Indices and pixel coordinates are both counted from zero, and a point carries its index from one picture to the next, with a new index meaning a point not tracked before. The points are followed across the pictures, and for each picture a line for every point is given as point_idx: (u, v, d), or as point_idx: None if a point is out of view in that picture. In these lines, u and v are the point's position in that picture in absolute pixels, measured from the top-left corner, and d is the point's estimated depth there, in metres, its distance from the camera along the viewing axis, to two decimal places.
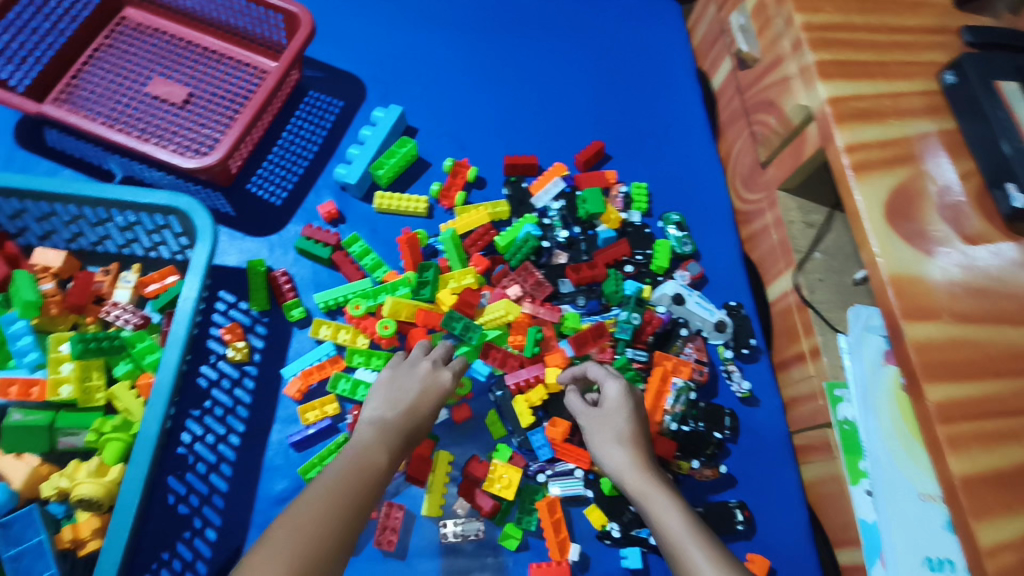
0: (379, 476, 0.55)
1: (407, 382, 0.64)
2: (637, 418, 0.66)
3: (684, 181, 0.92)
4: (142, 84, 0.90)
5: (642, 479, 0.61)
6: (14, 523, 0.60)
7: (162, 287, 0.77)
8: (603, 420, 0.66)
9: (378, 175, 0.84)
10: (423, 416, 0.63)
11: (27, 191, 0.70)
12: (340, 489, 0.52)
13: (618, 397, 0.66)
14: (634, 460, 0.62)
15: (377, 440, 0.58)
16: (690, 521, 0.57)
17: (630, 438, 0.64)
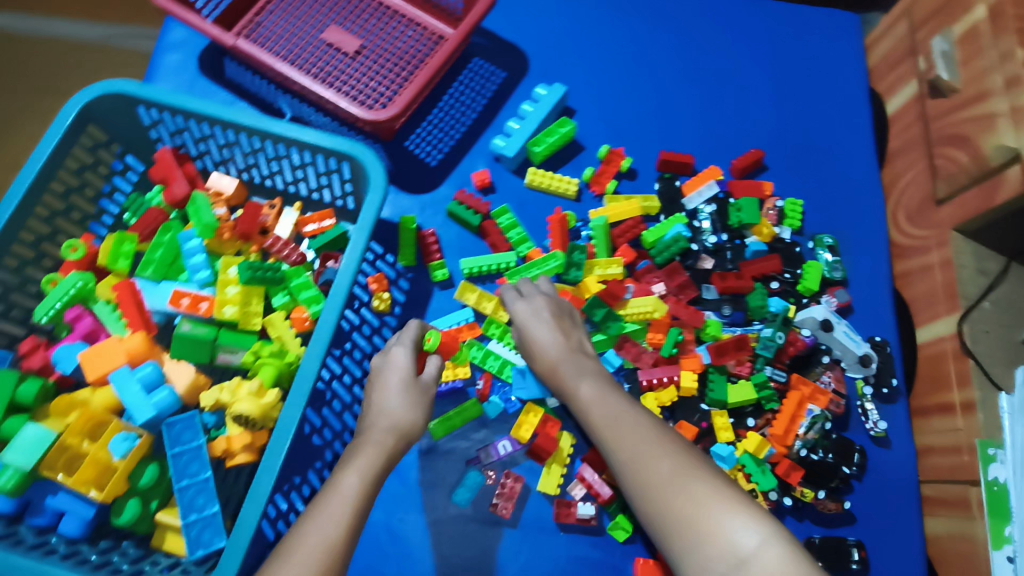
0: (365, 481, 0.58)
1: (385, 389, 0.65)
2: (553, 327, 0.70)
3: (840, 204, 0.88)
4: (318, 30, 0.91)
5: (562, 377, 0.68)
6: (177, 424, 0.64)
7: (320, 228, 0.79)
8: (523, 334, 0.70)
9: (535, 152, 0.85)
10: (415, 416, 0.64)
11: (219, 119, 0.72)
12: (332, 510, 0.55)
13: (522, 314, 0.70)
14: (581, 385, 0.66)
15: (368, 450, 0.61)
16: (650, 449, 0.58)
17: (543, 347, 0.69)
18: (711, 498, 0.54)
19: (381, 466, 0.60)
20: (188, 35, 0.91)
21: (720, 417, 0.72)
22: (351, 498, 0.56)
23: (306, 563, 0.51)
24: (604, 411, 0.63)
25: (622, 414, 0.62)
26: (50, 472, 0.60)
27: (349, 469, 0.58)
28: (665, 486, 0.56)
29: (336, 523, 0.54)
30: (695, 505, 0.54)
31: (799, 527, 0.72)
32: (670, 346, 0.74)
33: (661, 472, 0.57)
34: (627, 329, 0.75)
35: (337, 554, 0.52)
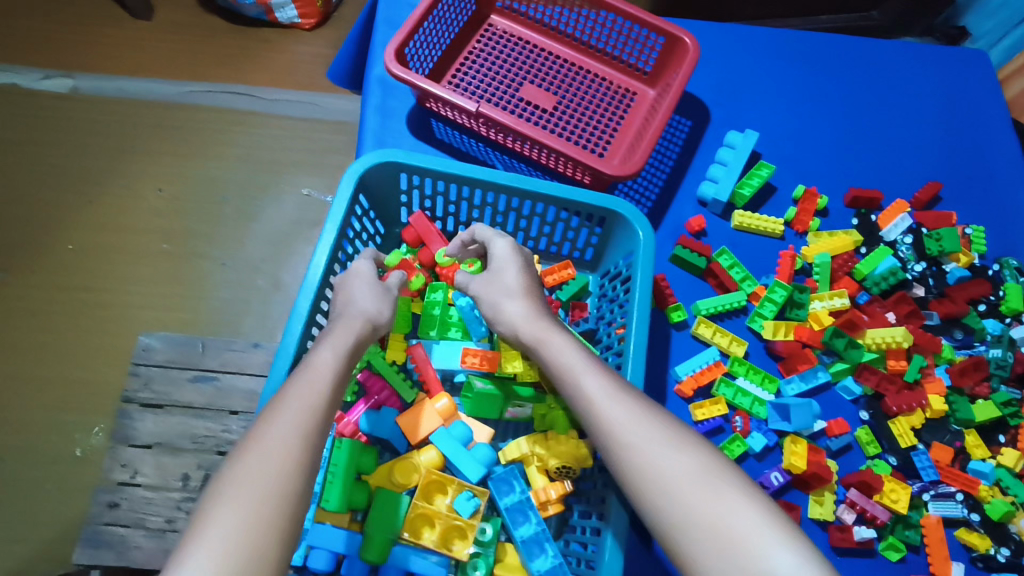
0: (338, 361, 0.59)
1: (352, 286, 0.68)
2: (526, 272, 0.69)
3: (1014, 228, 0.95)
4: (514, 90, 0.97)
5: (545, 329, 0.64)
6: (495, 478, 0.68)
7: (563, 277, 0.83)
8: (493, 273, 0.70)
9: (742, 195, 0.90)
10: (381, 307, 0.67)
11: (487, 184, 0.76)
12: (307, 383, 0.55)
13: (505, 249, 0.70)
14: (568, 340, 0.63)
15: (342, 330, 0.63)
16: (675, 441, 0.53)
17: (522, 291, 0.68)
18: (746, 502, 0.48)
19: (352, 344, 0.62)
20: (392, 98, 0.95)
21: (972, 435, 0.77)
22: (329, 374, 0.57)
23: (299, 423, 0.52)
24: (606, 383, 0.58)
25: (622, 391, 0.58)
26: (411, 536, 0.63)
27: (325, 346, 0.60)
28: (691, 481, 0.50)
29: (310, 402, 0.54)
30: (729, 514, 0.48)
31: None
32: (914, 372, 0.79)
33: (684, 463, 0.51)
34: (866, 357, 0.80)
35: (314, 429, 0.52)
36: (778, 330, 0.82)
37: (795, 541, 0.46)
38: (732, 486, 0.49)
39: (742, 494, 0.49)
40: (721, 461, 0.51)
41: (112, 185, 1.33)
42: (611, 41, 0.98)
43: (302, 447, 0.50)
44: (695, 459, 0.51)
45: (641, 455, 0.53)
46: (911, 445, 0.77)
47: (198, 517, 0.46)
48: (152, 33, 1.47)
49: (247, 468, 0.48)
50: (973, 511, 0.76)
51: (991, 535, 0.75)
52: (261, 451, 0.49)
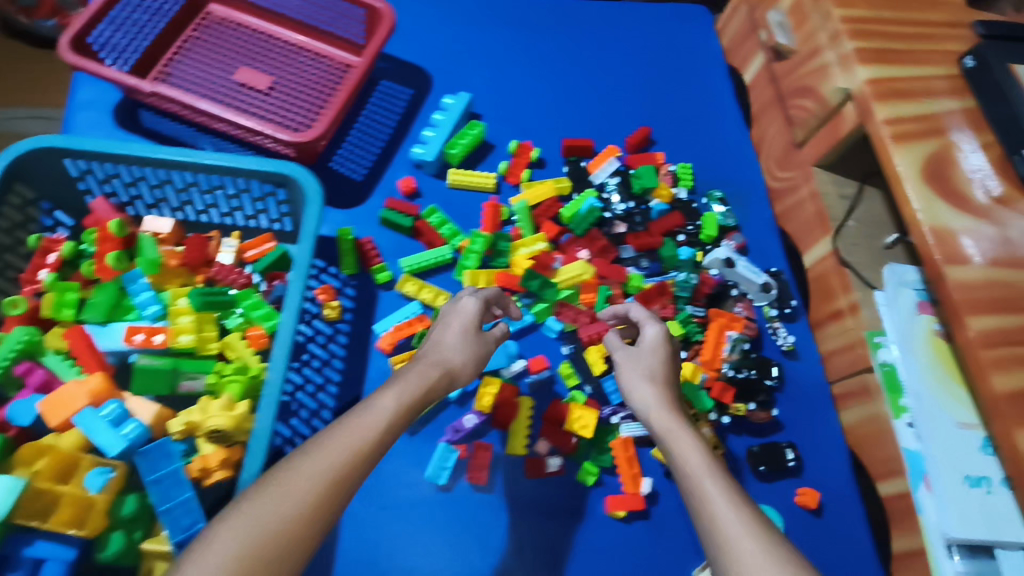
0: (401, 409, 0.54)
1: (448, 325, 0.64)
2: (671, 360, 0.68)
3: (723, 163, 1.01)
4: (229, 73, 0.96)
5: (672, 419, 0.61)
6: (151, 452, 0.66)
7: (262, 251, 0.83)
8: (638, 356, 0.68)
9: (452, 154, 0.92)
10: (466, 358, 0.62)
11: (150, 160, 0.75)
12: (360, 423, 0.52)
13: (656, 337, 0.68)
14: (693, 433, 0.59)
15: (414, 375, 0.58)
16: (747, 500, 0.53)
17: (662, 379, 0.65)
18: (774, 542, 0.49)
19: (423, 391, 0.56)
20: (99, 92, 0.94)
21: None
22: (383, 426, 0.52)
23: (329, 468, 0.48)
24: (702, 447, 0.57)
25: (708, 454, 0.57)
26: (31, 519, 0.60)
27: (392, 390, 0.55)
28: (739, 527, 0.49)
29: (364, 440, 0.51)
30: (765, 560, 0.47)
31: (738, 442, 0.82)
32: (602, 302, 0.83)
33: (735, 510, 0.51)
34: (561, 294, 0.84)
35: (346, 482, 0.49)
36: (478, 279, 0.84)
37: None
38: (768, 532, 0.49)
39: (766, 537, 0.49)
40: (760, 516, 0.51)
41: None
42: (323, 19, 0.99)
43: (323, 503, 0.47)
44: (732, 496, 0.52)
45: (715, 509, 0.51)
46: (601, 371, 0.81)
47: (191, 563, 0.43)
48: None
49: (252, 519, 0.45)
50: None
51: None
52: (281, 496, 0.46)
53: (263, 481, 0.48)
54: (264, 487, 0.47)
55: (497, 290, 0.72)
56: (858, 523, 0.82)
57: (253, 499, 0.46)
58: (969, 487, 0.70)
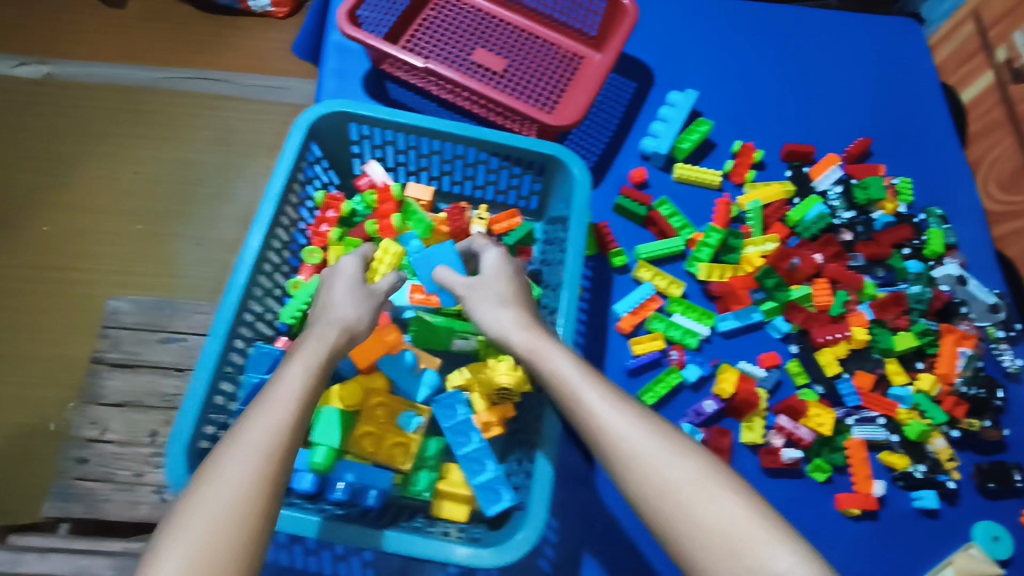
0: (310, 377, 0.53)
1: (333, 286, 0.65)
2: (516, 279, 0.68)
3: (940, 180, 1.01)
4: (467, 54, 1.01)
5: (536, 336, 0.61)
6: (444, 399, 0.71)
7: (511, 224, 0.86)
8: (485, 283, 0.68)
9: (683, 148, 0.96)
10: (361, 314, 0.62)
11: (432, 132, 0.80)
12: (277, 398, 0.51)
13: (496, 261, 0.69)
14: (562, 350, 0.59)
15: (313, 340, 0.57)
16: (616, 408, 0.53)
17: (509, 299, 0.65)
18: (685, 456, 0.50)
19: (323, 355, 0.56)
20: (348, 63, 1.00)
21: (892, 363, 0.83)
22: (295, 392, 0.52)
23: (258, 443, 0.47)
24: (602, 387, 0.56)
25: (622, 399, 0.54)
26: (358, 451, 0.66)
27: (298, 360, 0.55)
28: (654, 470, 0.49)
29: (283, 413, 0.50)
30: (663, 473, 0.49)
31: (965, 456, 0.83)
32: (839, 306, 0.85)
33: (666, 468, 0.49)
34: (793, 295, 0.86)
35: (278, 452, 0.47)
36: (713, 272, 0.87)
37: (768, 525, 0.45)
38: (705, 470, 0.49)
39: (728, 493, 0.47)
40: (702, 460, 0.49)
41: (69, 161, 1.33)
42: (559, 8, 1.03)
43: (272, 470, 0.47)
44: (675, 445, 0.50)
45: (640, 461, 0.50)
46: (836, 373, 0.83)
47: (188, 497, 0.45)
48: (150, 26, 1.45)
49: (224, 484, 0.45)
50: (892, 434, 0.81)
51: (909, 454, 0.80)
52: (226, 480, 0.45)
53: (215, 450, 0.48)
54: (210, 466, 0.47)
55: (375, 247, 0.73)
56: None
57: (208, 476, 0.46)
58: None
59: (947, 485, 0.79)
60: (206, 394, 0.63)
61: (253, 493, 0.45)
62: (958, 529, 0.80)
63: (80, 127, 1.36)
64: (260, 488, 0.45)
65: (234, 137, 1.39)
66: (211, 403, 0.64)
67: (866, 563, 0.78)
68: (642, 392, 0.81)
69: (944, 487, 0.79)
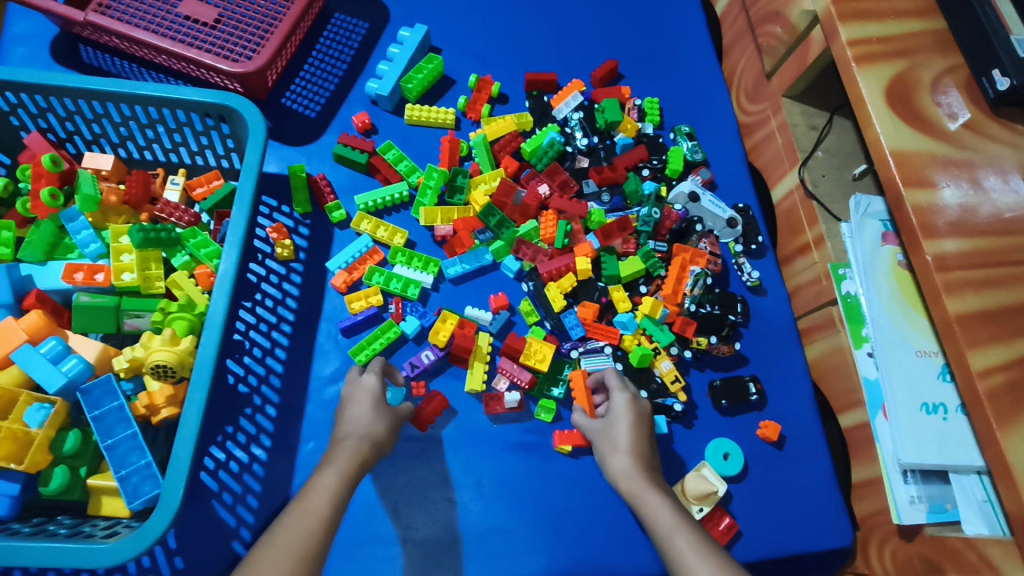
0: (344, 480, 0.57)
1: (359, 400, 0.66)
2: (639, 428, 0.67)
3: (691, 97, 0.98)
4: (172, 5, 0.91)
5: (639, 483, 0.62)
6: (94, 389, 0.64)
7: (210, 190, 0.80)
8: (608, 429, 0.68)
9: (407, 89, 0.89)
10: (387, 427, 0.65)
11: (77, 91, 0.71)
12: (309, 502, 0.54)
13: (623, 405, 0.68)
14: (662, 499, 0.60)
15: (340, 452, 0.60)
16: (681, 516, 0.58)
17: (626, 446, 0.65)
18: (664, 508, 0.59)
19: (357, 465, 0.59)
20: (35, 26, 0.90)
21: (617, 290, 0.79)
22: (330, 496, 0.55)
23: (290, 545, 0.50)
24: (648, 479, 0.63)
25: (652, 491, 0.61)
26: None
27: (329, 466, 0.58)
28: (691, 551, 0.54)
29: (315, 515, 0.53)
30: (685, 553, 0.54)
31: (702, 376, 0.81)
32: (562, 237, 0.81)
33: (681, 536, 0.56)
34: (519, 232, 0.82)
35: (311, 548, 0.51)
36: (434, 216, 0.82)
37: (716, 559, 0.53)
38: (681, 526, 0.57)
39: (691, 538, 0.55)
40: (698, 526, 0.57)
41: None
42: None
43: (308, 560, 0.50)
44: (693, 535, 0.56)
45: (667, 538, 0.56)
46: (562, 307, 0.79)
47: None
48: None
49: None
50: (619, 363, 0.78)
51: (636, 381, 0.77)
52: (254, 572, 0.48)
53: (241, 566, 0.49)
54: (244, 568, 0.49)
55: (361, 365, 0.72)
56: (821, 455, 0.79)
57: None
58: (925, 413, 0.69)
59: (674, 408, 0.76)
60: None
61: None
62: (693, 451, 0.78)
63: None
64: None
65: None
66: None
67: (597, 499, 0.74)
68: (354, 351, 0.75)
69: (672, 411, 0.77)
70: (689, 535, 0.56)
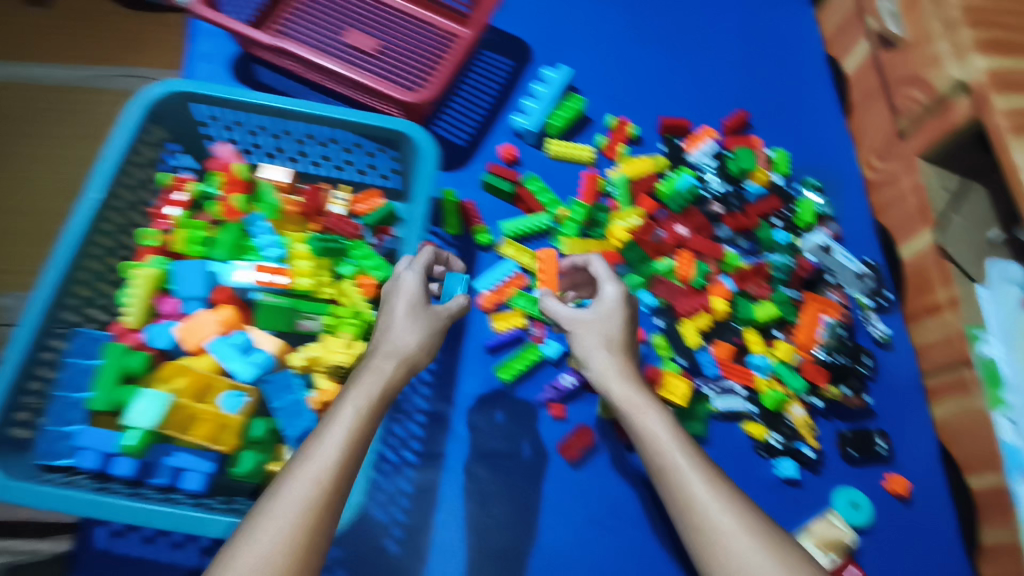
0: (366, 409, 0.56)
1: (394, 309, 0.64)
2: (631, 325, 0.68)
3: (819, 150, 1.00)
4: (338, 34, 0.98)
5: (640, 398, 0.63)
6: (275, 382, 0.70)
7: (371, 205, 0.85)
8: (601, 321, 0.67)
9: (552, 125, 0.94)
10: (420, 341, 0.63)
11: (272, 110, 0.78)
12: (323, 441, 0.53)
13: (615, 298, 0.67)
14: (691, 455, 0.58)
15: (369, 374, 0.59)
16: (720, 486, 0.57)
17: (620, 345, 0.66)
18: (712, 476, 0.58)
19: (382, 392, 0.57)
20: (216, 46, 0.98)
21: (751, 332, 0.82)
22: (343, 437, 0.53)
23: (312, 488, 0.50)
24: (674, 433, 0.60)
25: (692, 450, 0.59)
26: (175, 433, 0.65)
27: (349, 398, 0.56)
28: (731, 524, 0.54)
29: (331, 454, 0.52)
30: (729, 526, 0.54)
31: (828, 425, 0.82)
32: (699, 277, 0.84)
33: (722, 508, 0.55)
34: (657, 269, 0.85)
35: (329, 491, 0.50)
36: (576, 247, 0.87)
37: (761, 534, 0.53)
38: (722, 497, 0.56)
39: (737, 514, 0.54)
40: (741, 497, 0.56)
41: None
42: None
43: (319, 507, 0.49)
44: (733, 506, 0.55)
45: (702, 509, 0.55)
46: (697, 345, 0.82)
47: (246, 543, 0.47)
48: None
49: (265, 536, 0.47)
50: (752, 404, 0.80)
51: (768, 423, 0.80)
52: (282, 514, 0.48)
53: (255, 513, 0.49)
54: (257, 515, 0.48)
55: (432, 253, 0.71)
56: (946, 515, 0.80)
57: (258, 524, 0.48)
58: None
59: (805, 453, 0.79)
60: (17, 376, 0.60)
61: (301, 537, 0.48)
62: (818, 497, 0.79)
63: None
64: (311, 535, 0.48)
65: None
66: (23, 390, 0.61)
67: None
68: (501, 369, 0.80)
69: (802, 456, 0.79)
70: (734, 508, 0.55)
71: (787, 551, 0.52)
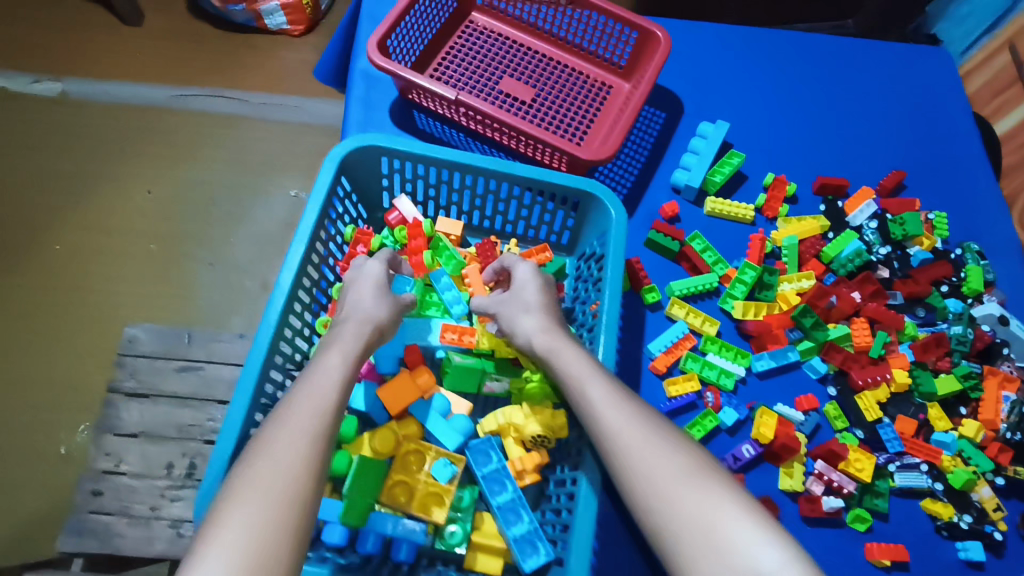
0: (345, 372, 0.59)
1: (360, 288, 0.69)
2: (545, 291, 0.72)
3: (976, 213, 0.99)
4: (497, 83, 0.98)
5: (556, 339, 0.66)
6: (476, 448, 0.71)
7: (540, 260, 0.84)
8: (514, 296, 0.72)
9: (714, 181, 0.93)
10: (389, 312, 0.68)
11: (462, 167, 0.78)
12: (311, 404, 0.55)
13: (526, 273, 0.73)
14: (629, 418, 0.58)
15: (344, 336, 0.63)
16: (686, 465, 0.54)
17: (537, 307, 0.70)
18: (675, 452, 0.55)
19: (359, 350, 0.62)
20: (375, 90, 0.98)
21: (934, 408, 0.81)
22: (323, 398, 0.56)
23: (287, 448, 0.51)
24: (623, 407, 0.59)
25: (643, 419, 0.58)
26: (389, 501, 0.66)
27: (333, 352, 0.61)
28: (666, 494, 0.52)
29: (315, 416, 0.54)
30: (690, 502, 0.51)
31: (1010, 505, 0.80)
32: (879, 347, 0.83)
33: (676, 481, 0.53)
34: (832, 335, 0.84)
35: (302, 450, 0.52)
36: (748, 310, 0.85)
37: (714, 503, 0.51)
38: (692, 476, 0.53)
39: (721, 492, 0.51)
40: (707, 467, 0.53)
41: (84, 182, 1.31)
42: (586, 37, 1.00)
43: (298, 467, 0.51)
44: (694, 478, 0.53)
45: (661, 483, 0.53)
46: (876, 418, 0.80)
47: (220, 508, 0.48)
48: (156, 43, 1.46)
49: (250, 486, 0.49)
50: (937, 482, 0.78)
51: (954, 503, 0.78)
52: (259, 475, 0.50)
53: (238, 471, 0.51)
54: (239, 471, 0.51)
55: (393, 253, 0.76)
56: None
57: (237, 481, 0.50)
58: None
59: (994, 536, 0.76)
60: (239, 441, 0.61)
61: (292, 492, 0.49)
62: None
63: (98, 147, 1.35)
64: (290, 487, 0.50)
65: (252, 159, 1.37)
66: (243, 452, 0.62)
67: None
68: None
69: (989, 538, 0.77)
70: (703, 484, 0.52)
71: (744, 524, 0.49)
